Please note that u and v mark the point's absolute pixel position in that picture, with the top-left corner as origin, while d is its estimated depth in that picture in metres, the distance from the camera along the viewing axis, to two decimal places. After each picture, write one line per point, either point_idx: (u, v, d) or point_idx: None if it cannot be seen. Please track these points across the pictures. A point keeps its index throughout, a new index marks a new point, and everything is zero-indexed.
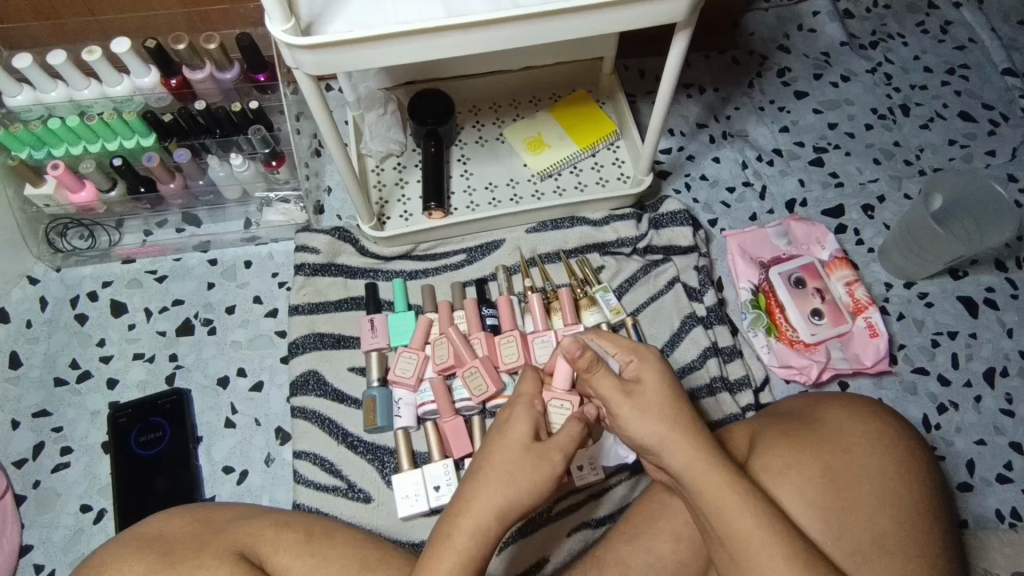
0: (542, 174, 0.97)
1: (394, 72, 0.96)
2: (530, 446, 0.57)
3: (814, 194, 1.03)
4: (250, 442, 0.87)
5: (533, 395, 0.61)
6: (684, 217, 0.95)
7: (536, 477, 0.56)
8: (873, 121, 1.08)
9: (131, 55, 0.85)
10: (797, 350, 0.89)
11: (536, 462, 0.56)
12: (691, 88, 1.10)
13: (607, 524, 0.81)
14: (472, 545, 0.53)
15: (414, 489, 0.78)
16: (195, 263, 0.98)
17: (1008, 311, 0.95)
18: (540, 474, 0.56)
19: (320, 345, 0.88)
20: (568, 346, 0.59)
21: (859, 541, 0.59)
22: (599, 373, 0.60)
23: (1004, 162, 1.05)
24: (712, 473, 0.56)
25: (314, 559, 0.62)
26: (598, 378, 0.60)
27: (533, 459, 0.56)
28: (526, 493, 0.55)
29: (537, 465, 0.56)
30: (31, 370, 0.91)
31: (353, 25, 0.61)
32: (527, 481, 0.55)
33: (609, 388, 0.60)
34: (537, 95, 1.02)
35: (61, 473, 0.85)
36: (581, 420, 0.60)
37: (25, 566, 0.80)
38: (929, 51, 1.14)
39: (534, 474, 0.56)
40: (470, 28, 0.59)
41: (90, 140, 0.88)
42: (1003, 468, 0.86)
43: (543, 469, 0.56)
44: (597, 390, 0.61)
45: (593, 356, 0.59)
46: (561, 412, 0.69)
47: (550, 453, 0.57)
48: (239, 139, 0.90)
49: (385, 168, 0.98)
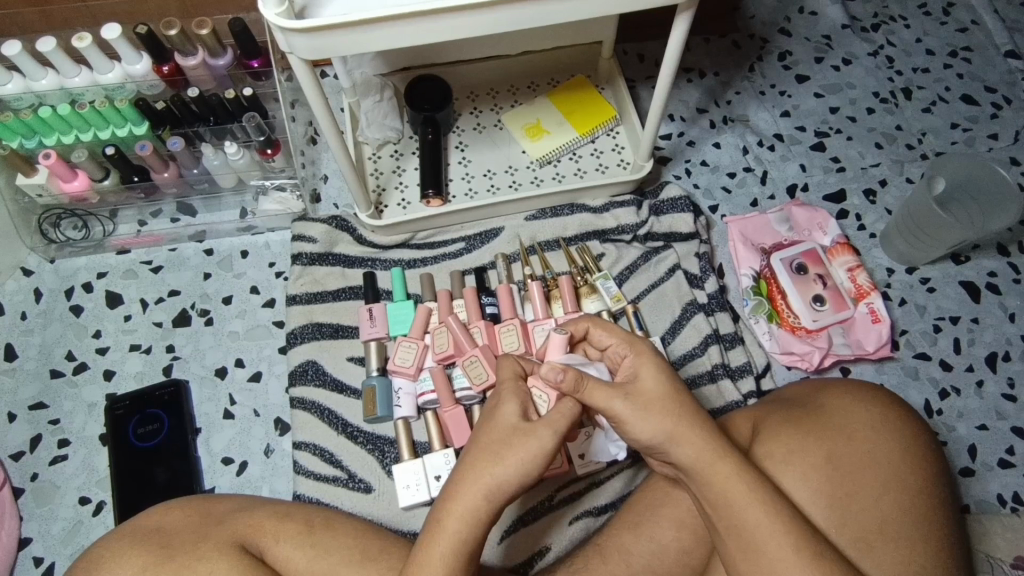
0: (541, 160, 0.96)
1: (391, 57, 0.94)
2: (518, 425, 0.56)
3: (816, 179, 1.02)
4: (249, 432, 0.86)
5: (515, 380, 0.60)
6: (685, 203, 0.94)
7: (522, 451, 0.54)
8: (874, 105, 1.07)
9: (122, 42, 0.83)
10: (799, 336, 0.89)
11: (524, 438, 0.55)
12: (691, 73, 1.09)
13: (608, 512, 0.81)
14: (464, 528, 0.53)
15: (415, 479, 0.77)
16: (191, 253, 0.96)
17: (1011, 295, 0.94)
18: (528, 450, 0.54)
19: (319, 334, 0.88)
20: (549, 374, 0.57)
21: (865, 527, 0.59)
22: (588, 389, 0.58)
23: (1007, 146, 1.04)
24: (719, 464, 0.56)
25: (315, 550, 0.62)
26: (590, 393, 0.58)
27: (520, 437, 0.55)
28: (514, 472, 0.54)
29: (524, 442, 0.55)
30: (27, 362, 0.90)
31: (350, 7, 0.61)
32: (513, 457, 0.54)
33: (605, 400, 0.58)
34: (534, 81, 1.01)
35: (60, 465, 0.85)
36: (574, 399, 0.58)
37: (24, 559, 0.80)
38: (931, 34, 1.13)
39: (521, 451, 0.54)
40: (471, 11, 0.58)
41: (82, 129, 0.88)
42: (1005, 453, 0.85)
43: (531, 445, 0.55)
44: (590, 404, 0.59)
45: (578, 376, 0.57)
46: (542, 403, 0.62)
47: (536, 428, 0.56)
48: (233, 127, 0.90)
49: (382, 156, 0.97)
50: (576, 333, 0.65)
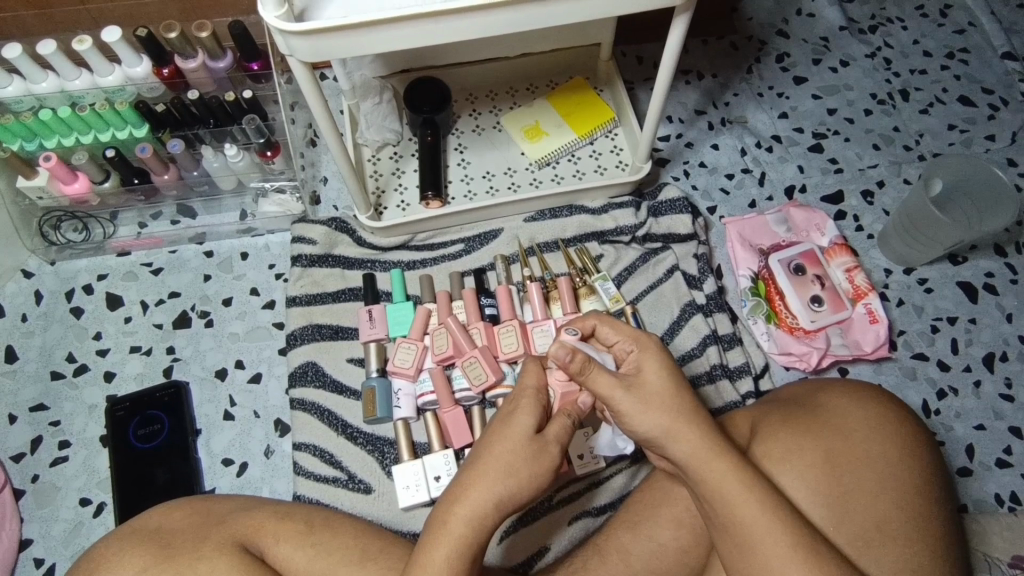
0: (540, 162, 0.96)
1: (389, 59, 0.95)
2: (532, 439, 0.56)
3: (814, 180, 1.02)
4: (249, 434, 0.87)
5: (537, 386, 0.59)
6: (684, 204, 0.95)
7: (537, 468, 0.55)
8: (872, 107, 1.08)
9: (122, 45, 0.83)
10: (797, 337, 0.89)
11: (537, 454, 0.56)
12: (689, 74, 1.09)
13: (607, 512, 0.81)
14: (469, 532, 0.53)
15: (415, 479, 0.78)
16: (191, 255, 0.97)
17: (1008, 295, 0.95)
18: (540, 466, 0.55)
19: (319, 336, 0.88)
20: (558, 353, 0.57)
21: (862, 526, 0.59)
22: (594, 372, 0.59)
23: (1004, 147, 1.04)
24: (715, 461, 0.56)
25: (315, 550, 0.62)
26: (594, 377, 0.59)
27: (534, 451, 0.56)
28: (523, 487, 0.54)
29: (537, 458, 0.55)
30: (28, 364, 0.90)
31: (348, 11, 0.61)
32: (527, 473, 0.55)
33: (608, 387, 0.59)
34: (533, 83, 1.02)
35: (60, 466, 0.85)
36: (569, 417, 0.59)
37: (24, 560, 0.80)
38: (929, 35, 1.14)
39: (532, 467, 0.55)
40: (469, 14, 0.58)
41: (82, 131, 0.88)
42: (1003, 453, 0.86)
43: (542, 461, 0.56)
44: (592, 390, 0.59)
45: (586, 358, 0.58)
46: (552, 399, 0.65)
47: (548, 445, 0.57)
48: (233, 130, 0.90)
49: (381, 158, 0.97)
50: (583, 331, 0.65)
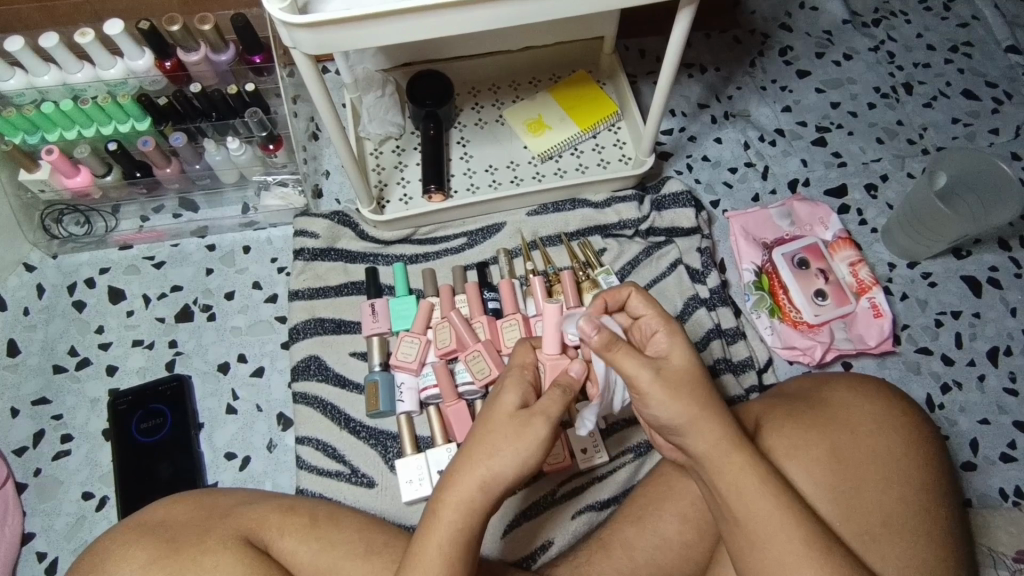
0: (543, 156, 0.96)
1: (392, 52, 0.94)
2: (515, 414, 0.55)
3: (817, 174, 1.02)
4: (252, 427, 0.87)
5: (524, 366, 0.59)
6: (687, 198, 0.94)
7: (516, 444, 0.54)
8: (876, 100, 1.07)
9: (124, 37, 0.83)
10: (801, 331, 0.89)
11: (519, 427, 0.54)
12: (692, 68, 1.09)
13: (611, 507, 0.80)
14: (459, 518, 0.53)
15: (418, 473, 0.78)
16: (193, 249, 0.96)
17: (1012, 290, 0.94)
18: (522, 439, 0.54)
19: (321, 330, 0.88)
20: (584, 328, 0.55)
21: (868, 521, 0.59)
22: (620, 352, 0.56)
23: (1008, 141, 1.04)
24: (732, 455, 0.56)
25: (319, 543, 0.62)
26: (620, 356, 0.56)
27: (515, 427, 0.54)
28: (506, 467, 0.53)
29: (518, 432, 0.54)
30: (30, 358, 0.90)
31: (352, 3, 0.60)
32: (507, 449, 0.53)
33: (635, 368, 0.56)
34: (536, 77, 1.02)
35: (62, 460, 0.85)
36: (563, 387, 0.57)
37: (27, 554, 0.80)
38: (931, 29, 1.13)
39: (513, 440, 0.54)
40: (475, 6, 0.58)
41: (84, 125, 0.87)
42: (1007, 447, 0.86)
43: (523, 434, 0.54)
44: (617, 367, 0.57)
45: (610, 336, 0.55)
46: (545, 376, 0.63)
47: (532, 418, 0.55)
48: (235, 123, 0.89)
49: (383, 151, 0.97)
50: (612, 303, 0.62)
